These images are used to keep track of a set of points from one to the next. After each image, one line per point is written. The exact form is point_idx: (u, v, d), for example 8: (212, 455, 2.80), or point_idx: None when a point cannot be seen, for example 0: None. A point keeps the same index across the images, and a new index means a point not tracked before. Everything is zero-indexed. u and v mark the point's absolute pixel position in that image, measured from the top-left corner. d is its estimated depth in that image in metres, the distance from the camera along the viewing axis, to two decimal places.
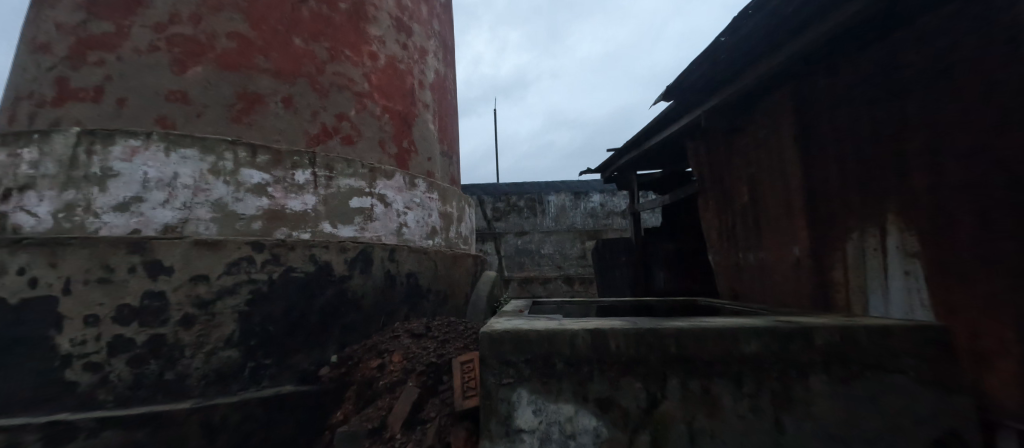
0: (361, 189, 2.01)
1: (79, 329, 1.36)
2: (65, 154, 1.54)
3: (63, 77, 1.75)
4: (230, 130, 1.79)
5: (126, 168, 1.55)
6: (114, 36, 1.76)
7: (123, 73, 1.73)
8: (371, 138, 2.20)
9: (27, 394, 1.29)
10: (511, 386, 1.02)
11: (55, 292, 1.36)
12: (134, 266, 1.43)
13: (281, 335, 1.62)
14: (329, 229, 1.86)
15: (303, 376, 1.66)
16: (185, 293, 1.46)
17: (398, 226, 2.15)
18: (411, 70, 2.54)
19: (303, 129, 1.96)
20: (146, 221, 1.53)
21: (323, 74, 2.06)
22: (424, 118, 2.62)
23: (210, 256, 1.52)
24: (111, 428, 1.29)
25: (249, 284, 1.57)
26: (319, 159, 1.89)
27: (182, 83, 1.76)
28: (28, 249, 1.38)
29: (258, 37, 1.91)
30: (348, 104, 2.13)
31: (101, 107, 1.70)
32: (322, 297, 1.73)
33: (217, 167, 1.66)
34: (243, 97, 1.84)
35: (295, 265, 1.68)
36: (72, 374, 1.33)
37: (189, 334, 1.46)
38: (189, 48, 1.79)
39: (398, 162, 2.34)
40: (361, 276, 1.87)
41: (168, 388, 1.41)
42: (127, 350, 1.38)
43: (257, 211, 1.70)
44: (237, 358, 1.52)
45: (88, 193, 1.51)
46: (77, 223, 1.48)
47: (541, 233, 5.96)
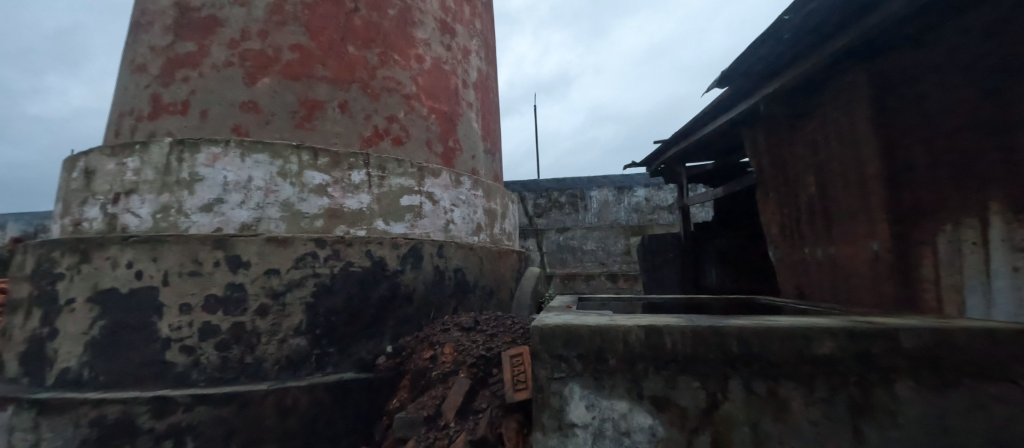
0: (411, 188, 2.10)
1: (176, 316, 1.54)
2: (161, 162, 1.74)
3: (156, 94, 1.97)
4: (294, 135, 1.94)
5: (210, 173, 1.73)
6: (197, 54, 1.97)
7: (204, 88, 1.93)
8: (418, 138, 2.28)
9: (137, 371, 1.49)
10: (563, 380, 1.02)
11: (156, 282, 1.55)
12: (218, 260, 1.59)
13: (342, 324, 1.73)
14: (382, 226, 1.96)
15: (362, 365, 1.76)
16: (260, 285, 1.61)
17: (445, 223, 2.22)
18: (455, 70, 2.60)
19: (358, 132, 2.07)
20: (226, 220, 1.70)
21: (374, 79, 2.16)
22: (468, 117, 2.68)
23: (281, 251, 1.66)
24: (203, 404, 1.44)
25: (314, 278, 1.70)
26: (372, 160, 1.99)
27: (253, 94, 1.93)
28: (135, 245, 1.58)
29: (316, 47, 2.04)
30: (397, 107, 2.22)
31: (188, 119, 1.90)
32: (377, 289, 1.83)
33: (284, 170, 1.80)
34: (304, 104, 1.98)
35: (353, 260, 1.79)
36: (171, 355, 1.51)
37: (264, 322, 1.60)
38: (258, 61, 1.96)
39: (444, 161, 2.41)
40: (413, 271, 1.96)
41: (248, 370, 1.56)
42: (214, 336, 1.55)
43: (319, 210, 1.82)
44: (305, 346, 1.65)
45: (179, 196, 1.70)
46: (171, 223, 1.67)
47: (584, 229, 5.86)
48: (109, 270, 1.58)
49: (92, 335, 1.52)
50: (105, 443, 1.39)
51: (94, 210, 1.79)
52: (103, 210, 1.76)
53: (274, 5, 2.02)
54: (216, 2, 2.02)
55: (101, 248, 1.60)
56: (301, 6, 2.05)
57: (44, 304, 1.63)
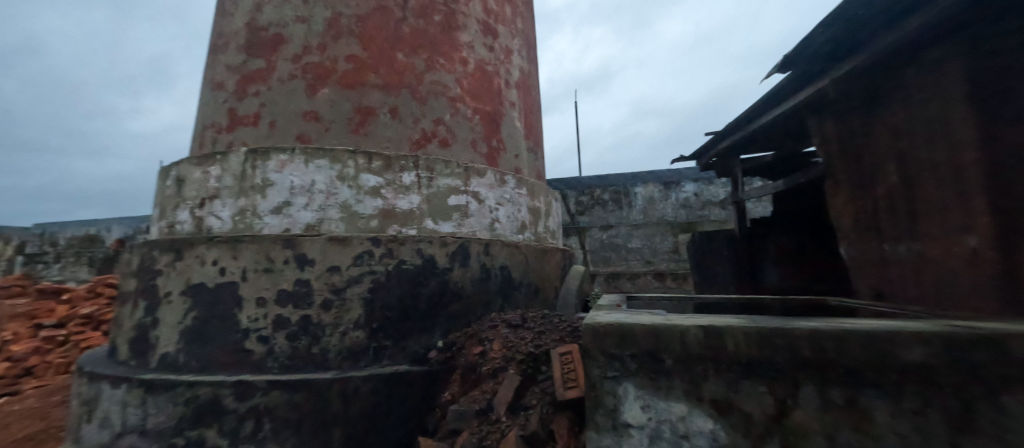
0: (458, 188, 2.15)
1: (253, 309, 1.70)
2: (238, 170, 1.93)
3: (233, 108, 2.19)
4: (351, 141, 2.06)
5: (278, 178, 1.89)
6: (265, 70, 2.15)
7: (272, 100, 2.11)
8: (464, 139, 2.34)
9: (223, 357, 1.67)
10: (616, 379, 1.02)
11: (236, 278, 1.72)
12: (288, 258, 1.74)
13: (397, 319, 1.82)
14: (432, 226, 2.03)
15: (416, 358, 1.84)
16: (324, 281, 1.74)
17: (491, 222, 2.26)
18: (497, 70, 2.64)
19: (407, 136, 2.16)
20: (293, 221, 1.84)
21: (422, 84, 2.24)
22: (511, 116, 2.70)
23: (341, 250, 1.78)
24: (277, 389, 1.58)
25: (370, 275, 1.80)
26: (421, 161, 2.07)
27: (313, 104, 2.08)
28: (219, 244, 1.76)
29: (369, 56, 2.16)
30: (443, 109, 2.28)
31: (260, 129, 2.09)
32: (428, 286, 1.90)
33: (343, 173, 1.92)
34: (359, 110, 2.10)
35: (405, 258, 1.87)
36: (250, 344, 1.67)
37: (328, 316, 1.72)
38: (318, 72, 2.11)
39: (488, 161, 2.45)
40: (461, 268, 2.01)
41: (315, 360, 1.69)
42: (285, 327, 1.69)
43: (374, 211, 1.93)
44: (364, 338, 1.75)
45: (253, 200, 1.88)
46: (248, 224, 1.85)
47: (629, 226, 5.69)
48: (198, 267, 1.77)
49: (186, 324, 1.72)
50: (198, 420, 1.56)
51: (185, 214, 2.02)
52: (192, 213, 1.98)
53: (331, 19, 2.16)
54: (281, 21, 2.19)
55: (191, 247, 1.81)
56: (355, 19, 2.18)
57: (148, 297, 1.87)
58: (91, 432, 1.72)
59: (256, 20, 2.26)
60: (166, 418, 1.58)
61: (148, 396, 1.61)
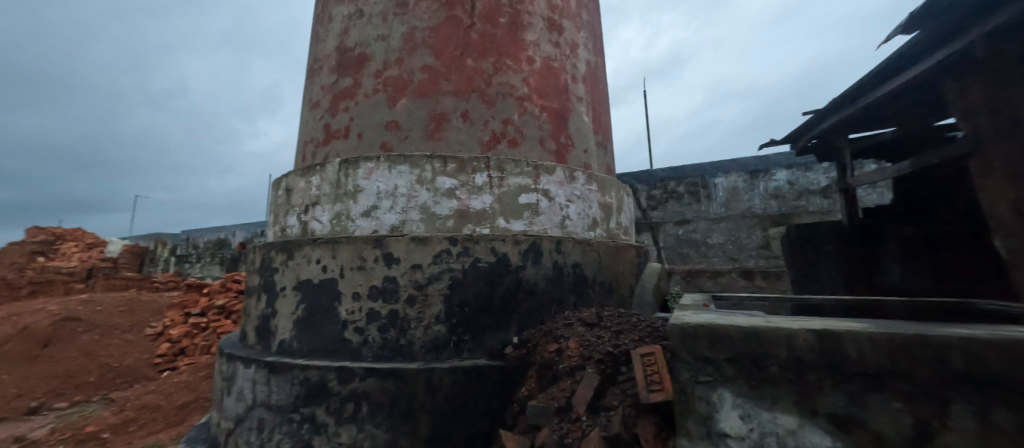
0: (528, 186, 2.16)
1: (350, 303, 1.89)
2: (334, 178, 2.17)
3: (327, 124, 2.45)
4: (427, 146, 2.19)
5: (367, 184, 2.08)
6: (353, 87, 2.38)
7: (360, 114, 2.32)
8: (532, 138, 2.35)
9: (328, 344, 1.89)
10: (710, 384, 0.96)
11: (335, 275, 1.94)
12: (377, 257, 1.90)
13: (474, 315, 1.89)
14: (504, 224, 2.07)
15: (493, 354, 1.88)
16: (408, 278, 1.87)
17: (562, 219, 2.23)
18: (564, 66, 2.60)
19: (478, 138, 2.23)
20: (381, 223, 2.02)
21: (490, 86, 2.30)
22: (578, 111, 2.64)
23: (422, 248, 1.90)
24: (372, 376, 1.74)
25: (449, 272, 1.90)
26: (492, 162, 2.12)
27: (394, 114, 2.25)
28: (321, 245, 1.99)
29: (441, 65, 2.27)
30: (511, 110, 2.31)
31: (350, 141, 2.32)
32: (502, 284, 1.94)
33: (421, 177, 2.05)
34: (434, 117, 2.22)
35: (480, 256, 1.93)
36: (348, 334, 1.87)
37: (412, 310, 1.85)
38: (397, 85, 2.27)
39: (557, 157, 2.42)
40: (533, 266, 2.00)
41: (403, 351, 1.83)
42: (377, 319, 1.85)
43: (450, 212, 2.02)
44: (445, 332, 1.85)
45: (347, 205, 2.09)
46: (343, 227, 2.07)
47: (708, 220, 5.27)
48: (305, 265, 2.02)
49: (298, 314, 1.98)
50: (309, 399, 1.78)
51: (293, 219, 2.32)
52: (299, 219, 2.27)
53: (407, 34, 2.32)
54: (364, 41, 2.41)
55: (299, 248, 2.07)
56: (428, 32, 2.31)
57: (268, 291, 2.18)
58: (231, 403, 2.06)
59: (343, 42, 2.50)
60: (286, 395, 1.83)
61: (271, 376, 1.88)
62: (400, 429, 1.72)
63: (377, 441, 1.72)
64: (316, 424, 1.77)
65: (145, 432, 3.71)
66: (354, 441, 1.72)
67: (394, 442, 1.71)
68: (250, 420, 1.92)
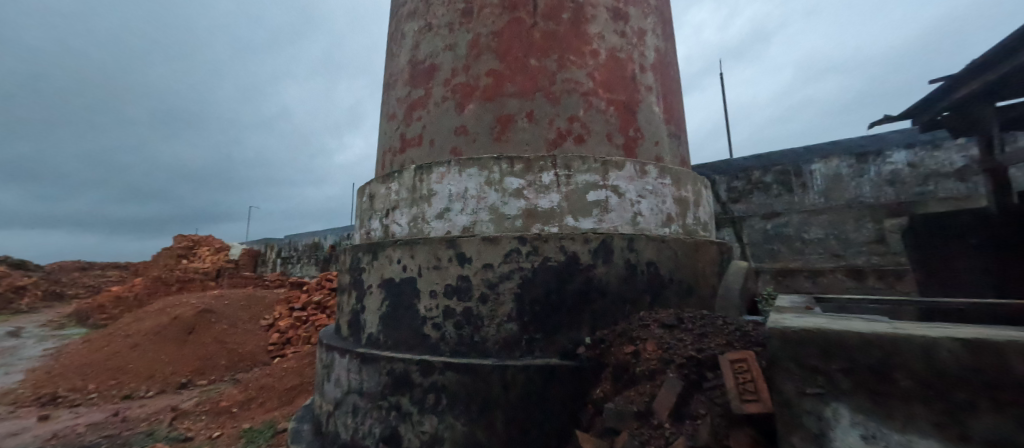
0: (596, 183, 2.09)
1: (428, 300, 2.01)
2: (410, 183, 2.32)
3: (403, 133, 2.64)
4: (495, 148, 2.24)
5: (440, 188, 2.19)
6: (424, 97, 2.53)
7: (432, 122, 2.46)
8: (599, 133, 2.27)
9: (410, 338, 2.03)
10: (820, 396, 0.90)
11: (414, 274, 2.07)
12: (451, 256, 1.99)
13: (545, 314, 1.88)
14: (572, 223, 2.03)
15: (564, 353, 1.85)
16: (480, 277, 1.93)
17: (633, 215, 2.12)
18: (631, 56, 2.49)
19: (544, 137, 2.23)
20: (454, 224, 2.12)
21: (555, 84, 2.28)
22: (648, 101, 2.50)
23: (493, 248, 1.94)
24: (450, 370, 1.83)
25: (519, 271, 1.91)
26: (559, 160, 2.09)
27: (463, 120, 2.34)
28: (401, 246, 2.15)
29: (506, 68, 2.31)
30: (577, 106, 2.27)
31: (423, 148, 2.47)
32: (573, 283, 1.89)
33: (490, 179, 2.11)
34: (500, 120, 2.27)
35: (550, 255, 1.91)
36: (427, 330, 1.99)
37: (485, 308, 1.91)
38: (465, 91, 2.36)
39: (626, 152, 2.32)
40: (605, 264, 1.92)
41: (477, 347, 1.89)
42: (453, 316, 1.94)
43: (518, 211, 2.04)
44: (516, 330, 1.87)
45: (423, 208, 2.22)
46: (420, 229, 2.21)
47: (803, 212, 4.56)
48: (388, 265, 2.19)
49: (383, 310, 2.16)
50: (395, 388, 1.93)
51: (376, 222, 2.53)
52: (381, 222, 2.47)
53: (472, 41, 2.40)
54: (433, 53, 2.54)
55: (382, 249, 2.25)
56: (492, 37, 2.37)
57: (357, 288, 2.41)
58: (330, 388, 2.31)
59: (415, 56, 2.67)
60: (375, 383, 2.00)
61: (362, 365, 2.07)
62: (477, 423, 1.78)
63: (457, 433, 1.80)
64: (402, 412, 1.91)
65: (265, 409, 4.35)
66: (435, 430, 1.83)
67: (472, 434, 1.78)
68: (346, 404, 2.14)
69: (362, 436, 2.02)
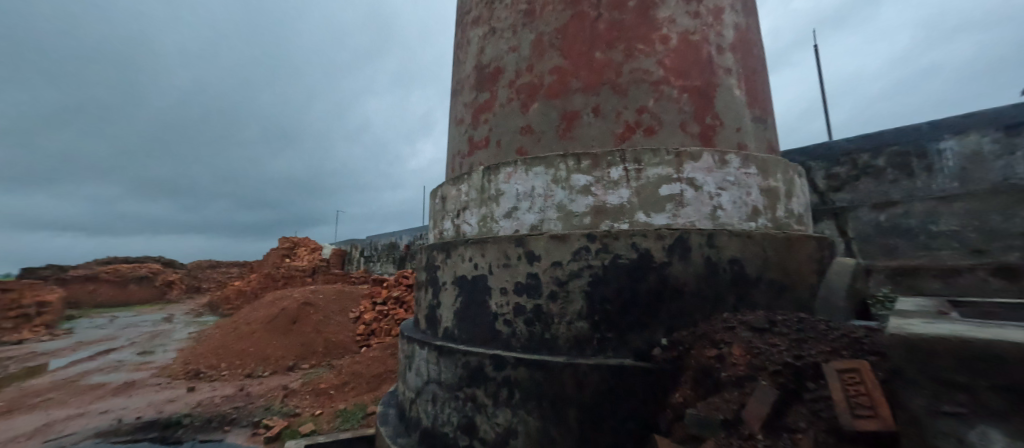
0: (670, 176, 1.96)
1: (499, 297, 2.07)
2: (479, 185, 2.41)
3: (471, 136, 2.74)
4: (561, 146, 2.24)
5: (507, 187, 2.25)
6: (490, 100, 2.61)
7: (498, 123, 2.52)
8: (671, 123, 2.13)
9: (483, 333, 2.12)
10: (961, 416, 0.83)
11: (485, 271, 2.15)
12: (520, 254, 2.03)
13: (618, 313, 1.81)
14: (644, 219, 1.93)
15: (638, 354, 1.76)
16: (550, 275, 1.94)
17: (712, 209, 1.95)
18: (706, 37, 2.30)
19: (611, 131, 2.15)
20: (522, 223, 2.16)
21: (622, 75, 2.19)
22: (727, 84, 2.29)
23: (562, 246, 1.94)
24: (522, 365, 1.87)
25: (588, 269, 1.87)
26: (628, 154, 2.00)
27: (528, 120, 2.37)
28: (472, 245, 2.24)
29: (570, 64, 2.28)
30: (646, 96, 2.15)
31: (490, 149, 2.55)
32: (646, 282, 1.79)
33: (556, 177, 2.11)
34: (564, 117, 2.25)
35: (620, 253, 1.83)
36: (499, 325, 2.06)
37: (555, 306, 1.91)
38: (529, 91, 2.39)
39: (703, 141, 2.15)
40: (681, 262, 1.79)
41: (548, 344, 1.90)
42: (523, 313, 1.98)
43: (586, 208, 2.01)
44: (587, 329, 1.84)
45: (491, 208, 2.30)
46: (489, 228, 2.28)
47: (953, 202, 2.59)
48: (461, 263, 2.30)
49: (457, 305, 2.28)
50: (471, 380, 2.03)
51: (448, 223, 2.67)
52: (453, 222, 2.60)
53: (535, 41, 2.42)
54: (497, 56, 2.61)
55: (455, 248, 2.37)
56: (555, 34, 2.36)
57: (433, 285, 2.56)
58: (411, 376, 2.50)
59: (480, 61, 2.76)
60: (452, 375, 2.12)
61: (440, 357, 2.21)
62: (551, 419, 1.79)
63: (531, 427, 1.83)
64: (477, 403, 1.99)
65: (356, 393, 4.85)
66: (510, 423, 1.88)
67: (545, 430, 1.80)
68: (426, 393, 2.29)
69: (441, 423, 2.16)
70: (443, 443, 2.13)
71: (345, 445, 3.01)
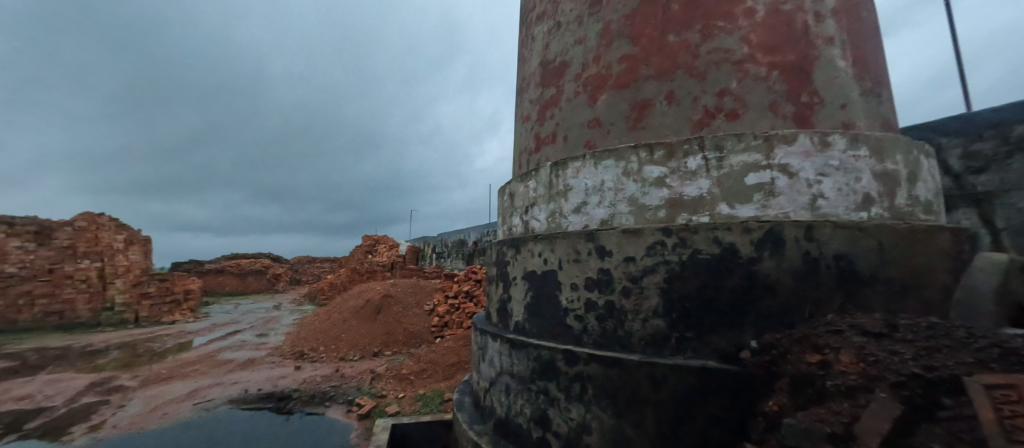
0: (758, 163, 1.77)
1: (569, 292, 2.07)
2: (547, 180, 2.43)
3: (537, 133, 2.76)
4: (631, 137, 2.16)
5: (576, 182, 2.23)
6: (556, 95, 2.60)
7: (564, 118, 2.51)
8: (759, 104, 1.93)
9: (554, 328, 2.13)
10: None
11: (555, 266, 2.16)
12: (591, 249, 2.00)
13: (699, 312, 1.69)
14: (727, 211, 1.78)
15: (724, 356, 1.63)
16: (622, 271, 1.88)
17: (810, 198, 1.73)
18: (801, 5, 2.04)
19: (687, 118, 2.02)
20: (592, 218, 2.13)
21: (699, 57, 2.03)
22: (829, 56, 2.01)
23: (635, 241, 1.87)
24: (595, 361, 1.85)
25: (664, 265, 1.78)
26: (707, 141, 1.86)
27: (596, 112, 2.32)
28: (541, 241, 2.26)
29: (641, 50, 2.18)
30: (728, 77, 1.97)
31: (557, 145, 2.54)
32: (731, 279, 1.65)
33: (628, 169, 2.04)
34: (635, 106, 2.16)
35: (701, 248, 1.71)
36: (570, 321, 2.05)
37: (628, 302, 1.85)
38: (597, 83, 2.34)
39: (797, 122, 1.91)
40: (773, 258, 1.62)
41: (622, 341, 1.86)
42: (595, 309, 1.96)
43: (661, 201, 1.92)
44: (664, 327, 1.76)
45: (560, 203, 2.30)
46: (559, 223, 2.29)
47: None
48: (530, 258, 2.34)
49: (527, 300, 2.32)
50: (543, 374, 2.06)
51: (517, 219, 2.72)
52: (521, 219, 2.65)
53: (602, 30, 2.35)
54: (563, 50, 2.58)
55: (524, 243, 2.41)
56: (624, 21, 2.27)
57: (503, 279, 2.64)
58: (484, 367, 2.60)
59: (545, 56, 2.75)
60: (525, 367, 2.17)
61: (512, 349, 2.27)
62: (626, 418, 1.75)
63: (605, 424, 1.81)
64: (550, 396, 2.02)
65: (434, 380, 5.19)
66: (583, 419, 1.88)
67: (620, 428, 1.77)
68: (500, 383, 2.37)
69: (515, 414, 2.22)
70: (517, 433, 2.19)
71: (426, 427, 3.24)
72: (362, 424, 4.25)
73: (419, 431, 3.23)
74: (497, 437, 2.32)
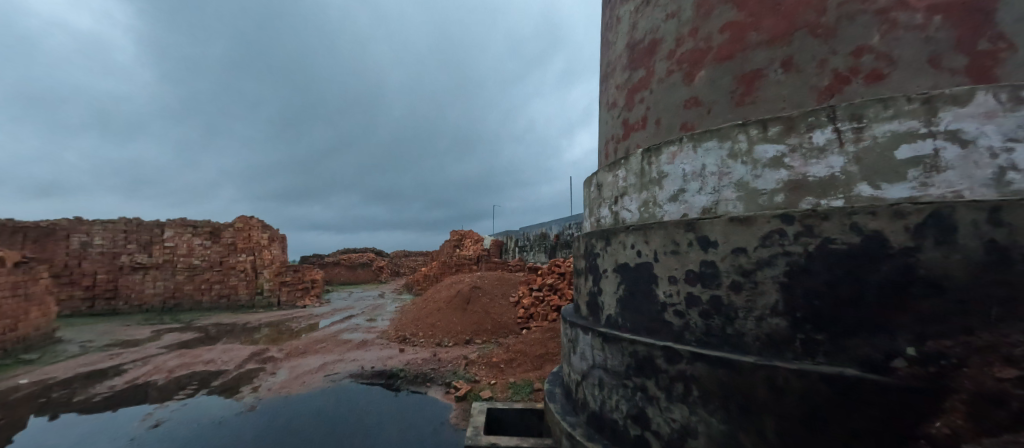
0: (913, 132, 1.44)
1: (667, 286, 1.94)
2: (638, 169, 2.31)
3: (625, 119, 2.63)
4: (737, 115, 1.94)
5: (671, 168, 2.09)
6: (646, 77, 2.45)
7: (656, 101, 2.35)
8: (915, 59, 1.56)
9: (650, 323, 2.02)
10: None
11: (650, 259, 2.05)
12: (691, 240, 1.85)
13: (832, 311, 1.46)
14: (870, 192, 1.49)
15: (869, 364, 1.37)
16: (730, 263, 1.71)
17: (994, 172, 1.32)
18: None
19: (810, 86, 1.74)
20: (691, 206, 1.96)
21: (827, 12, 1.71)
22: None
23: (746, 230, 1.67)
24: (701, 361, 1.71)
25: (784, 257, 1.57)
26: (840, 110, 1.58)
27: (693, 91, 2.13)
28: (634, 232, 2.16)
29: (748, 15, 1.93)
30: (867, 31, 1.63)
31: (648, 129, 2.40)
32: (876, 274, 1.38)
33: (735, 150, 1.84)
34: (742, 79, 1.93)
35: (833, 236, 1.47)
36: (669, 316, 1.93)
37: (739, 297, 1.67)
38: (694, 58, 2.14)
39: (973, 75, 1.47)
40: (939, 248, 1.30)
41: (732, 341, 1.69)
42: (698, 304, 1.81)
43: (778, 184, 1.69)
44: (786, 328, 1.55)
45: (655, 191, 2.17)
46: (652, 213, 2.16)
47: None
48: (622, 250, 2.25)
49: (620, 292, 2.24)
50: (640, 370, 1.97)
51: (605, 210, 2.63)
52: (610, 210, 2.55)
53: None
54: (654, 27, 2.41)
55: (614, 235, 2.33)
56: None
57: (593, 272, 2.58)
58: (575, 360, 2.59)
59: (633, 37, 2.60)
60: (619, 362, 2.10)
61: (604, 344, 2.22)
62: (740, 424, 1.60)
63: (713, 429, 1.68)
64: (648, 394, 1.93)
65: (523, 370, 5.35)
66: (687, 421, 1.76)
67: (732, 434, 1.62)
68: (592, 377, 2.34)
69: (610, 409, 2.17)
70: (613, 428, 2.15)
71: (521, 413, 3.36)
72: (459, 405, 4.57)
73: (513, 416, 3.37)
74: (591, 430, 2.30)
